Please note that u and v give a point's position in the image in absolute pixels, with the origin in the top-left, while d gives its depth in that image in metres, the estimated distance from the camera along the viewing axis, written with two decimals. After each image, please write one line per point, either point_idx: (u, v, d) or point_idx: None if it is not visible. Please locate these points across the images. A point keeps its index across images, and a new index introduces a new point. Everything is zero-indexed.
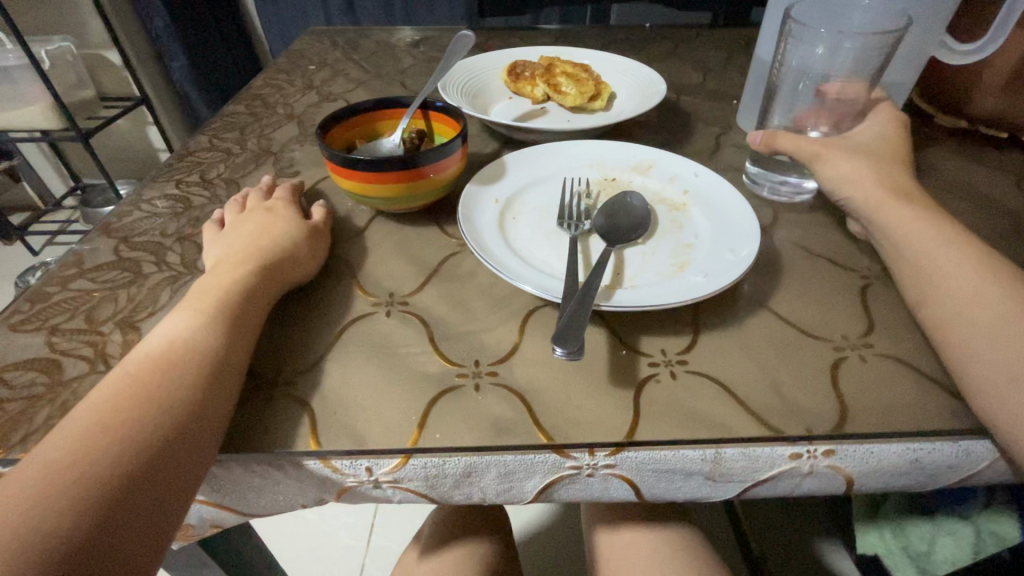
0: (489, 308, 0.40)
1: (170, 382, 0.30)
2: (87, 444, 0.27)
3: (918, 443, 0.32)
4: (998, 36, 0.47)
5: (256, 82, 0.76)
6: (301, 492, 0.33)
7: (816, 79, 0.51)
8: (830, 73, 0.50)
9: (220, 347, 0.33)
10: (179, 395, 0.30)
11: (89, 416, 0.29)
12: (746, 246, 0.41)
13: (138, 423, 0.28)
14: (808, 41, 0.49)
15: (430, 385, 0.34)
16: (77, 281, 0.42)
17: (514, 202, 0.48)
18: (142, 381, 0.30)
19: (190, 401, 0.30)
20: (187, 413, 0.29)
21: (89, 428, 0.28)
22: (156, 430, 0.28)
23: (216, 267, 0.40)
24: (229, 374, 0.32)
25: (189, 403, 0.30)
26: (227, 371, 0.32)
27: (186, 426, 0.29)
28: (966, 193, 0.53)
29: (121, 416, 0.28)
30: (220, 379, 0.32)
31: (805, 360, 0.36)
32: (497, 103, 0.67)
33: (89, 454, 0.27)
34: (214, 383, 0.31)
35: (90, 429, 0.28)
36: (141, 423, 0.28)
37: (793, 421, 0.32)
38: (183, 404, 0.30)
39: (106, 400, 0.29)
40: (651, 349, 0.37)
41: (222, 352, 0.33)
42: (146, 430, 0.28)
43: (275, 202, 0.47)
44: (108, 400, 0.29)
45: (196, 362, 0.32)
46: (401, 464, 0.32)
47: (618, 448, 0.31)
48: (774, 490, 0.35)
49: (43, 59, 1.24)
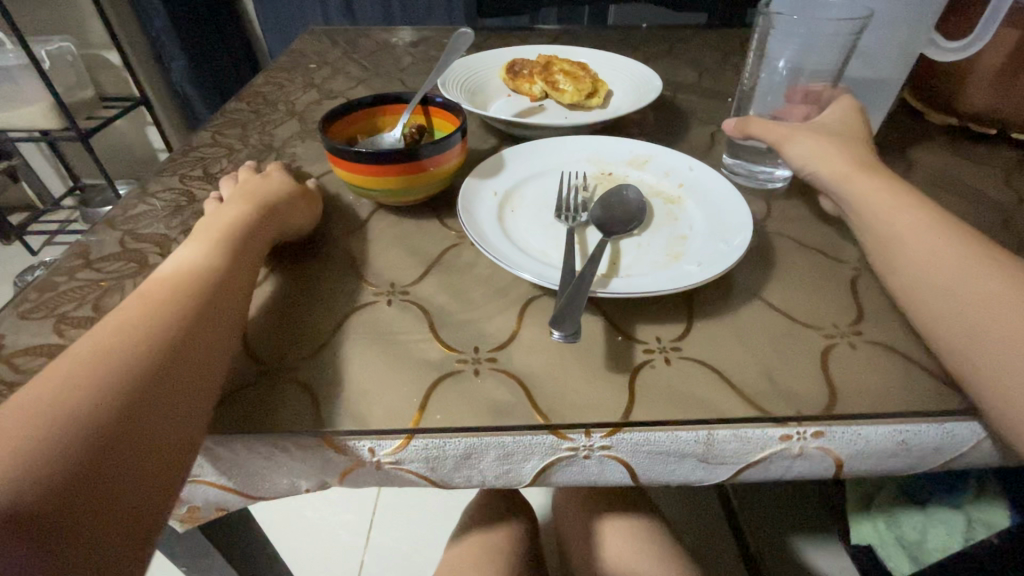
0: (489, 298, 0.41)
1: (166, 328, 0.30)
2: (81, 381, 0.26)
3: (905, 425, 0.33)
4: (986, 31, 0.47)
5: (257, 80, 0.77)
6: (305, 474, 0.34)
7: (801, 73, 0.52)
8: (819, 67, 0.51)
9: (214, 303, 0.33)
10: (177, 341, 0.30)
11: (76, 357, 0.27)
12: (739, 236, 0.42)
13: (135, 362, 0.28)
14: (784, 37, 0.51)
15: (431, 370, 0.35)
16: (83, 271, 0.43)
17: (512, 195, 0.49)
18: (148, 316, 0.30)
19: (187, 348, 0.30)
20: (187, 358, 0.29)
21: (79, 366, 0.27)
22: (156, 370, 0.28)
23: (212, 228, 0.40)
24: (224, 330, 0.33)
25: (187, 350, 0.30)
26: (222, 327, 0.33)
27: (187, 370, 0.29)
28: (955, 188, 0.54)
29: (116, 355, 0.28)
30: (216, 333, 0.32)
31: (795, 346, 0.37)
32: (496, 100, 0.68)
33: (85, 389, 0.26)
34: (210, 334, 0.31)
35: (79, 368, 0.27)
36: (138, 363, 0.28)
37: (784, 403, 0.33)
38: (182, 350, 0.30)
39: (94, 344, 0.28)
40: (646, 336, 0.38)
41: (216, 308, 0.33)
42: (144, 370, 0.28)
43: (273, 173, 0.49)
44: (97, 344, 0.28)
45: (191, 313, 0.32)
46: (403, 445, 0.33)
47: (613, 430, 0.32)
48: (765, 473, 0.36)
49: (43, 59, 1.25)
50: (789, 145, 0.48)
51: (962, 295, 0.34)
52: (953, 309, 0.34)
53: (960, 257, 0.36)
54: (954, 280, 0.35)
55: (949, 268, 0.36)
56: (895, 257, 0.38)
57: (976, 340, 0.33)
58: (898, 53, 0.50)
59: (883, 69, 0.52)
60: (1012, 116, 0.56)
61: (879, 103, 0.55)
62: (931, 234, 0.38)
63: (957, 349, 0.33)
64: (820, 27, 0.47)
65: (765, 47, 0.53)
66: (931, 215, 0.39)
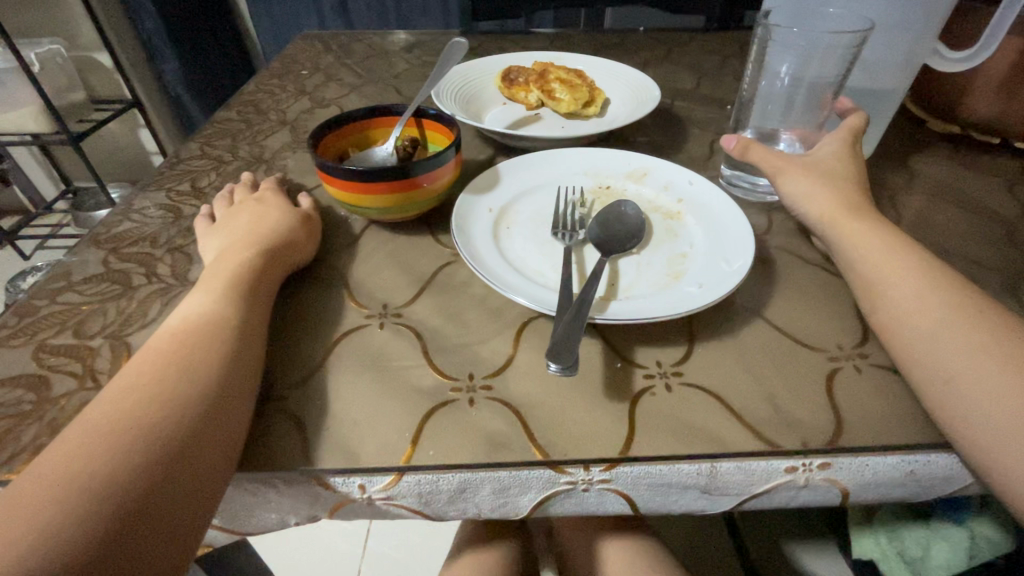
0: (484, 320, 0.40)
1: (174, 392, 0.30)
2: (88, 463, 0.26)
3: (914, 455, 0.32)
4: (993, 40, 0.46)
5: (248, 88, 0.76)
6: (294, 508, 0.33)
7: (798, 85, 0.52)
8: (819, 77, 0.50)
9: (226, 363, 0.32)
10: (186, 412, 0.29)
11: (90, 431, 0.28)
12: (741, 257, 0.40)
13: (141, 440, 0.28)
14: (782, 48, 0.50)
15: (424, 399, 0.34)
16: (65, 294, 0.42)
17: (508, 211, 0.47)
18: (166, 365, 0.32)
19: (197, 418, 0.29)
20: (196, 430, 0.29)
21: (90, 446, 0.27)
22: (163, 447, 0.28)
23: (218, 260, 0.40)
24: (235, 389, 0.32)
25: (195, 421, 0.29)
26: (234, 388, 0.32)
27: (197, 442, 0.29)
28: (958, 199, 0.53)
29: (125, 433, 0.28)
30: (227, 396, 0.31)
31: (800, 371, 0.36)
32: (491, 109, 0.67)
33: (91, 472, 0.26)
34: (221, 398, 0.31)
35: (88, 447, 0.27)
36: (145, 440, 0.28)
37: (789, 434, 0.32)
38: (191, 422, 0.29)
39: (108, 418, 0.29)
40: (646, 361, 0.37)
41: (228, 366, 0.32)
42: (154, 448, 0.28)
43: (265, 194, 0.48)
44: (109, 418, 0.29)
45: (202, 379, 0.31)
46: (394, 481, 0.31)
47: (613, 464, 0.31)
48: (769, 502, 0.35)
49: (32, 61, 1.23)
50: (789, 159, 0.47)
51: (939, 341, 0.34)
52: (930, 354, 0.33)
53: (944, 305, 0.35)
54: (942, 323, 0.34)
55: (929, 316, 0.35)
56: (901, 277, 0.37)
57: (950, 389, 0.32)
58: (900, 65, 0.49)
59: (884, 80, 0.51)
60: (1016, 126, 0.55)
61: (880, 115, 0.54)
62: (916, 276, 0.37)
63: (930, 393, 0.32)
64: (817, 39, 0.47)
65: (764, 56, 0.52)
66: (918, 259, 0.38)
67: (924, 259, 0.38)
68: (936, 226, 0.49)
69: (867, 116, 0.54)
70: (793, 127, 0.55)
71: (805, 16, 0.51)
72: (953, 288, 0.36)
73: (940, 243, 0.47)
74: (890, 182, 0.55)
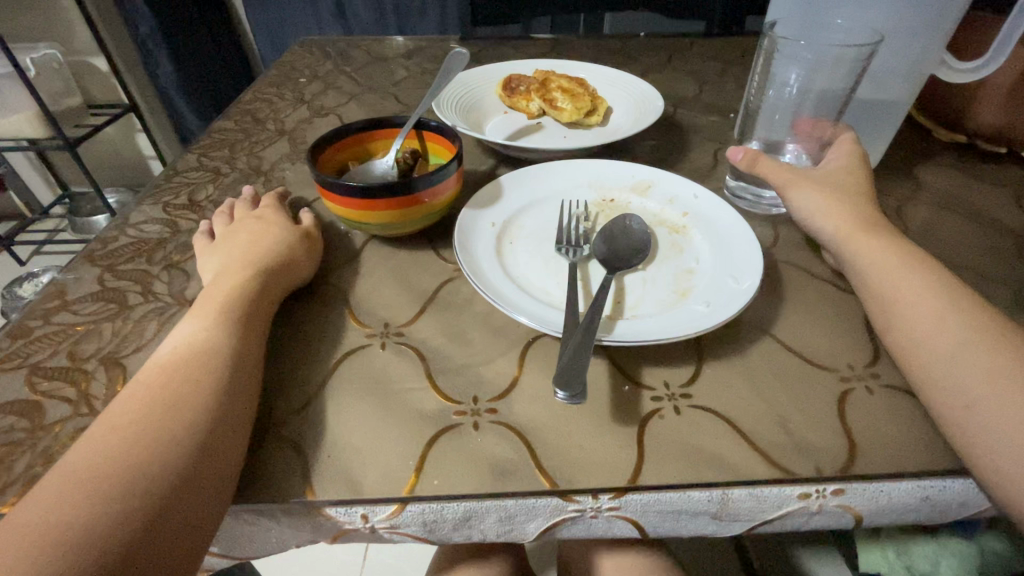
0: (488, 340, 0.39)
1: (172, 423, 0.29)
2: (69, 512, 0.25)
3: (929, 480, 0.31)
4: (1003, 50, 0.45)
5: (246, 96, 0.75)
6: (294, 536, 0.32)
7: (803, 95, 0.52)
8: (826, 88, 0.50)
9: (219, 397, 0.31)
10: (176, 453, 0.28)
11: (86, 466, 0.27)
12: (749, 275, 0.40)
13: (125, 487, 0.27)
14: (789, 59, 0.50)
15: (428, 424, 0.33)
16: (60, 314, 0.41)
17: (511, 225, 0.47)
18: (162, 395, 0.31)
19: (193, 453, 0.29)
20: (185, 473, 0.28)
21: (72, 494, 0.26)
22: (149, 493, 0.27)
23: (217, 280, 0.39)
24: (229, 424, 0.31)
25: (184, 462, 0.28)
26: (227, 423, 0.31)
27: (194, 477, 0.28)
28: (966, 210, 0.52)
29: (109, 479, 0.27)
30: (219, 433, 0.30)
31: (811, 392, 0.35)
32: (492, 118, 0.66)
33: (72, 523, 0.25)
34: (212, 436, 0.30)
35: (70, 495, 0.26)
36: (137, 480, 0.27)
37: (802, 460, 0.31)
38: (180, 464, 0.28)
39: (91, 461, 0.27)
40: (654, 382, 0.36)
41: (220, 401, 0.31)
42: (140, 493, 0.27)
43: (264, 210, 0.47)
44: (92, 461, 0.28)
45: (197, 411, 0.30)
46: (398, 510, 0.30)
47: (622, 491, 0.30)
48: (781, 527, 0.34)
49: (29, 67, 1.21)
50: (788, 174, 0.46)
51: (959, 364, 0.33)
52: (948, 375, 0.33)
53: (960, 327, 0.34)
54: (955, 345, 0.34)
55: (946, 338, 0.34)
56: (915, 296, 0.37)
57: (968, 414, 0.31)
58: (907, 78, 0.48)
59: (892, 91, 0.50)
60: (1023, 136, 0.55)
61: (884, 128, 0.53)
62: (931, 294, 0.36)
63: (948, 417, 0.32)
64: (824, 51, 0.46)
65: (770, 68, 0.52)
66: (932, 277, 0.38)
67: (936, 276, 0.38)
68: (945, 238, 0.49)
69: (873, 128, 0.53)
70: (799, 138, 0.54)
71: (809, 29, 0.51)
72: (968, 308, 0.35)
73: (948, 256, 0.47)
74: (896, 192, 0.54)
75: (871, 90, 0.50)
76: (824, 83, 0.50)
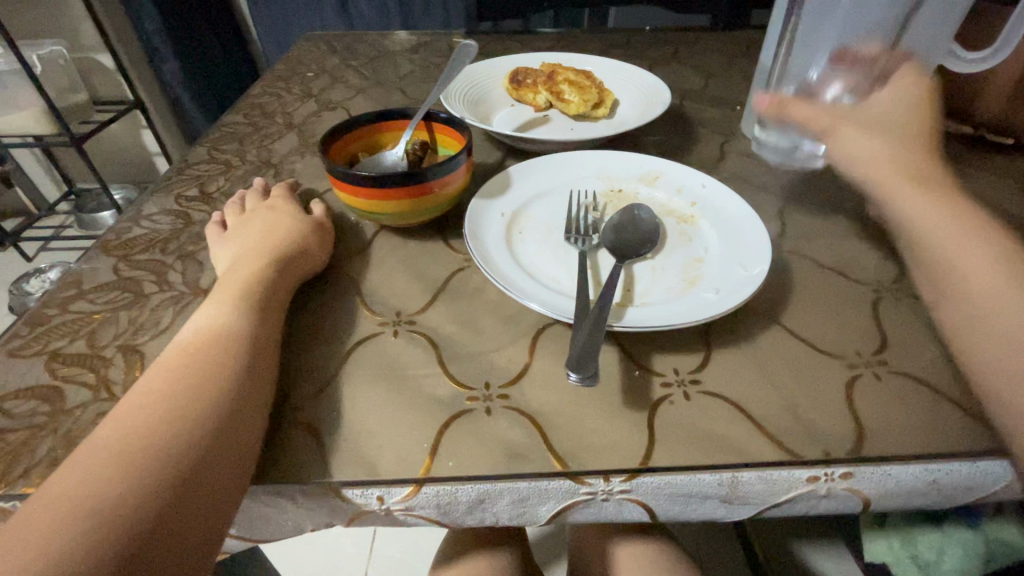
0: (499, 327, 0.40)
1: (193, 406, 0.30)
2: (96, 489, 0.26)
3: (937, 464, 0.32)
4: (1012, 40, 0.45)
5: (254, 90, 0.76)
6: (311, 518, 0.33)
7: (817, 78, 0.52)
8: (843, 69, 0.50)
9: (237, 381, 0.32)
10: (197, 434, 0.29)
11: (111, 445, 0.28)
12: (757, 263, 0.40)
13: (148, 466, 0.27)
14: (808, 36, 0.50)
15: (441, 409, 0.34)
16: (77, 303, 0.42)
17: (520, 215, 0.47)
18: (182, 378, 0.31)
19: (213, 435, 0.29)
20: (207, 453, 0.28)
21: (96, 473, 0.27)
22: (172, 472, 0.27)
23: (232, 268, 0.40)
24: (248, 408, 0.31)
25: (206, 443, 0.29)
26: (246, 406, 0.31)
27: (215, 457, 0.28)
28: (973, 201, 0.52)
29: (132, 458, 0.27)
30: (238, 415, 0.31)
31: (819, 378, 0.36)
32: (499, 110, 0.66)
33: (97, 501, 0.26)
34: (232, 417, 0.30)
35: (95, 473, 0.27)
36: (160, 459, 0.27)
37: (809, 443, 0.32)
38: (202, 445, 0.29)
39: (115, 441, 0.28)
40: (664, 368, 0.37)
41: (239, 385, 0.32)
42: (164, 472, 0.27)
43: (276, 201, 0.48)
44: (115, 441, 0.28)
45: (217, 394, 0.31)
46: (413, 493, 0.31)
47: (633, 474, 0.31)
48: (789, 511, 0.34)
49: (35, 63, 1.23)
50: (819, 119, 0.51)
51: None
52: None
53: None
54: None
55: None
56: None
57: None
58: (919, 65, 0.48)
59: (897, 82, 0.50)
60: None
61: None
62: None
63: None
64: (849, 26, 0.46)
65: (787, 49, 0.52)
66: None
67: None
68: None
69: None
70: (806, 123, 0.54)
71: None
72: None
73: None
74: None
75: (880, 78, 0.50)
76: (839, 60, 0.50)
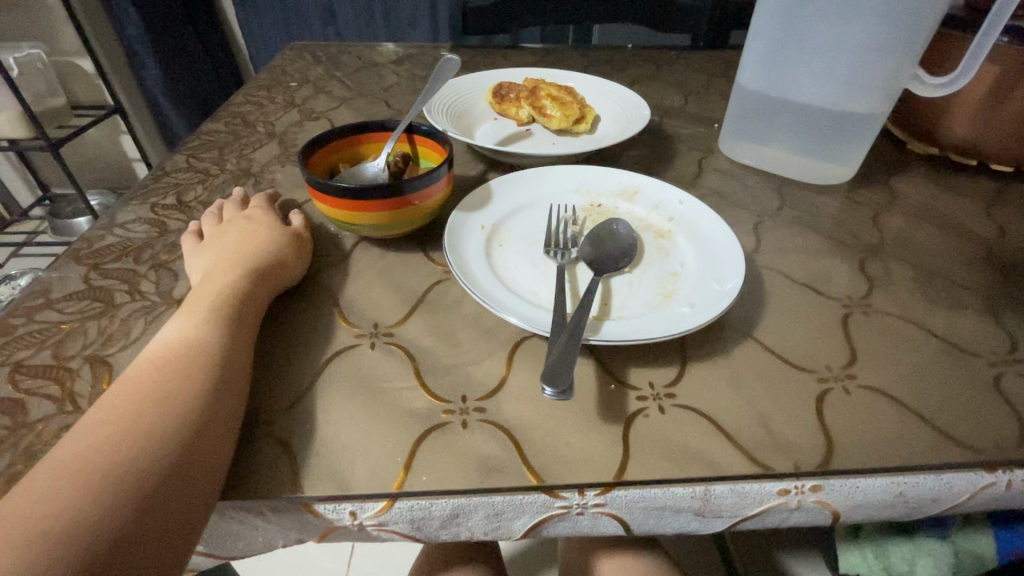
0: (476, 340, 0.40)
1: (163, 420, 0.30)
2: (58, 503, 0.25)
3: (902, 477, 0.32)
4: (971, 69, 0.47)
5: (236, 99, 0.75)
6: (281, 534, 0.32)
7: (797, 90, 0.54)
8: (824, 79, 0.52)
9: (209, 394, 0.31)
10: (165, 446, 0.28)
11: (76, 458, 0.27)
12: (731, 278, 0.41)
13: (114, 479, 0.27)
14: (796, 45, 0.51)
15: (417, 422, 0.34)
16: (44, 312, 0.41)
17: (499, 228, 0.47)
18: (150, 390, 0.31)
19: (182, 449, 0.29)
20: (175, 467, 0.28)
21: (60, 487, 0.26)
22: (138, 486, 0.27)
23: (206, 279, 0.40)
24: (217, 421, 0.31)
25: (173, 457, 0.28)
26: (216, 419, 0.31)
27: (184, 473, 0.28)
28: (939, 219, 0.54)
29: (98, 471, 0.27)
30: (207, 429, 0.30)
31: (791, 392, 0.36)
32: (482, 124, 0.67)
33: (58, 515, 0.25)
34: (202, 431, 0.30)
35: (57, 486, 0.26)
36: (126, 473, 0.27)
37: (781, 457, 0.32)
38: (170, 460, 0.28)
39: (79, 454, 0.27)
40: (639, 382, 0.37)
41: (211, 397, 0.31)
42: (131, 486, 0.27)
43: (254, 211, 0.48)
44: (80, 455, 0.27)
45: (186, 408, 0.30)
46: (386, 507, 0.31)
47: (608, 487, 0.31)
48: (762, 524, 0.35)
49: (12, 66, 1.19)
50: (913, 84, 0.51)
51: None
52: None
53: None
54: None
55: None
56: None
57: None
58: (886, 88, 0.50)
59: (866, 103, 0.51)
60: (992, 149, 0.57)
61: (855, 140, 0.55)
62: None
63: None
64: (840, 35, 0.48)
65: (773, 57, 0.54)
66: None
67: None
68: (919, 245, 0.50)
69: (845, 138, 0.55)
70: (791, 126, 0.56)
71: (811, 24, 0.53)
72: None
73: (924, 263, 0.48)
74: (872, 201, 0.56)
75: (849, 99, 0.51)
76: (818, 70, 0.51)
